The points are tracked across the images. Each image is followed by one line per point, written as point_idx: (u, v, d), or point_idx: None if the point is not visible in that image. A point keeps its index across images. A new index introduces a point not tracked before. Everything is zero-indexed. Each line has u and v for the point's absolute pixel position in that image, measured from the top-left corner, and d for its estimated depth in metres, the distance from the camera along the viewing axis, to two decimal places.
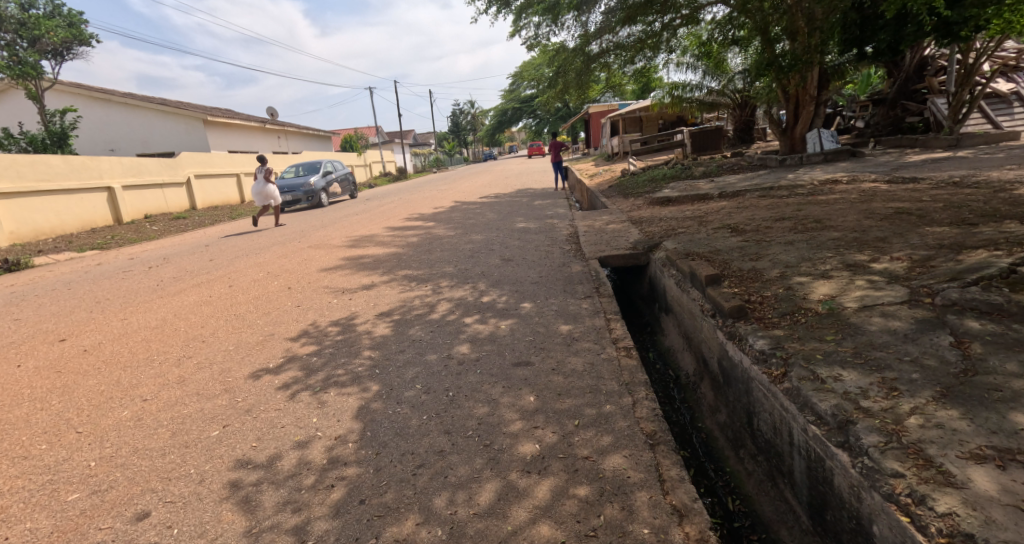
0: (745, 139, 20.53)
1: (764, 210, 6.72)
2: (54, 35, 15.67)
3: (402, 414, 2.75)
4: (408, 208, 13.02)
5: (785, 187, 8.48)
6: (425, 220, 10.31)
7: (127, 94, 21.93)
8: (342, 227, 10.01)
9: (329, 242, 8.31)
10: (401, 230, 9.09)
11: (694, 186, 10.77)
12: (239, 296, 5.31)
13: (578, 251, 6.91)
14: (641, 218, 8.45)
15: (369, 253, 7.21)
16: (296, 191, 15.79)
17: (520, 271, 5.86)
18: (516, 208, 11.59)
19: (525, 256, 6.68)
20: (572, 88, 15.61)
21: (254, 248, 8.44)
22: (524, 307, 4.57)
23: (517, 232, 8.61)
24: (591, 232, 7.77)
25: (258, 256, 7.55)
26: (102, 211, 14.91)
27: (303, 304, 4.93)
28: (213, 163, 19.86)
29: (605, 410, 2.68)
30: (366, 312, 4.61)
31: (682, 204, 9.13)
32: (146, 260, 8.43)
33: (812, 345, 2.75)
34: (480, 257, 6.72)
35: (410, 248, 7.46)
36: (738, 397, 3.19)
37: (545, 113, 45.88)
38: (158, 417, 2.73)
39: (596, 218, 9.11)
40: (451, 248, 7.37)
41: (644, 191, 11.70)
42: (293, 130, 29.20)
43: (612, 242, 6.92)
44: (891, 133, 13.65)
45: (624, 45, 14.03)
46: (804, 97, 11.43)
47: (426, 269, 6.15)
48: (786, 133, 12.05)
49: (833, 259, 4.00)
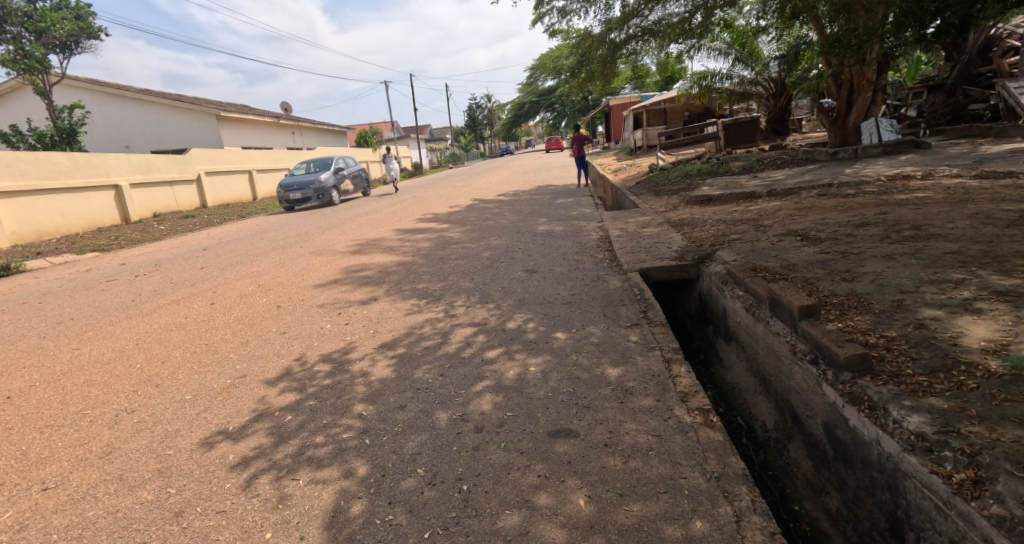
0: (779, 131, 19.28)
1: (835, 212, 5.78)
2: (60, 28, 15.04)
3: (397, 529, 1.91)
4: (421, 207, 12.20)
5: (847, 185, 7.52)
6: (439, 221, 9.47)
7: (140, 89, 21.42)
8: (349, 229, 9.19)
9: (333, 246, 7.50)
10: (412, 233, 8.27)
11: (736, 182, 9.81)
12: (221, 318, 4.47)
13: (613, 261, 5.97)
14: (682, 221, 7.49)
15: (375, 263, 6.36)
16: (307, 188, 15.15)
17: (549, 287, 4.99)
18: (537, 208, 10.68)
19: (554, 266, 5.79)
20: (599, 76, 14.62)
21: (252, 253, 7.65)
22: (557, 339, 3.67)
23: (542, 236, 7.70)
24: (625, 238, 6.83)
25: (255, 264, 6.74)
26: (109, 210, 14.35)
27: (290, 330, 4.07)
28: (225, 159, 19.26)
29: (696, 532, 1.81)
30: (364, 343, 3.76)
31: (726, 204, 8.14)
32: (135, 267, 7.67)
33: (1016, 435, 1.86)
34: (500, 268, 5.83)
35: (421, 257, 6.61)
36: (868, 487, 2.29)
37: (564, 106, 44.96)
38: (48, 527, 1.97)
39: (628, 220, 8.17)
40: (468, 257, 6.50)
41: (677, 187, 10.78)
42: (307, 126, 28.68)
43: (654, 250, 5.98)
44: (952, 122, 12.76)
45: (654, 31, 13.33)
46: (862, 83, 10.46)
47: (438, 283, 5.27)
48: (837, 123, 11.06)
49: (968, 285, 3.09)
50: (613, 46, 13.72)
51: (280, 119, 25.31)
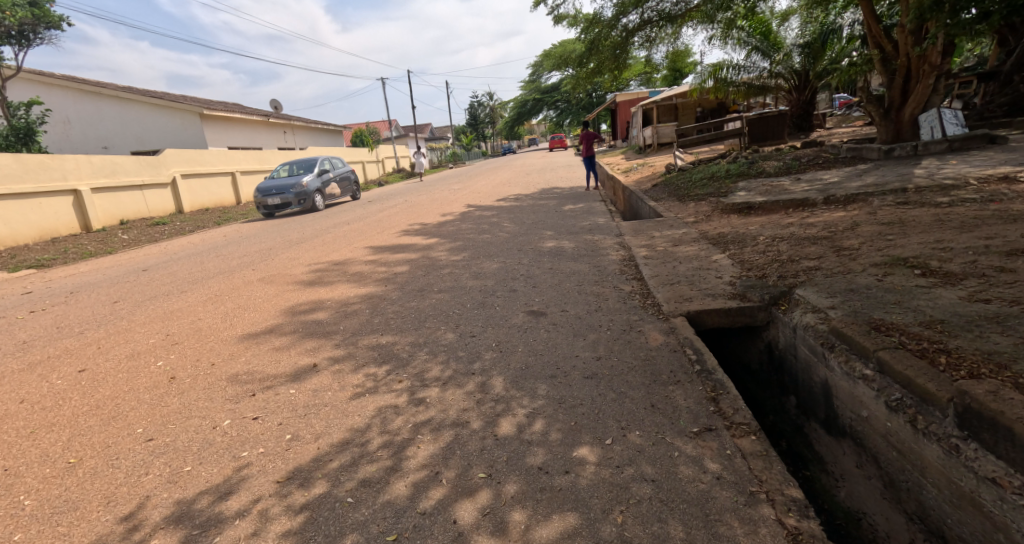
0: (802, 127, 17.51)
1: (946, 229, 4.37)
2: (12, 16, 13.51)
3: None
4: (411, 215, 10.84)
5: (930, 191, 6.16)
6: (427, 234, 8.08)
7: (116, 86, 19.90)
8: (318, 246, 7.73)
9: (292, 272, 6.07)
10: (392, 251, 6.89)
11: (776, 186, 8.41)
12: (73, 402, 2.93)
13: (646, 297, 4.57)
14: (724, 238, 6.10)
15: (335, 300, 4.94)
16: (287, 192, 13.68)
17: (564, 346, 3.56)
18: (542, 217, 9.23)
19: (568, 307, 4.37)
20: (609, 66, 13.12)
21: (191, 278, 6.19)
22: (587, 463, 2.25)
23: (549, 256, 6.28)
24: (656, 261, 5.45)
25: (185, 296, 5.25)
26: (66, 217, 12.88)
27: (160, 435, 2.55)
28: (203, 160, 17.80)
29: None
30: (267, 467, 2.30)
31: (773, 217, 6.75)
32: (46, 294, 6.18)
33: None
34: (496, 309, 4.44)
35: (396, 288, 5.22)
36: None
37: (570, 104, 43.61)
38: None
39: (654, 234, 6.79)
40: (456, 288, 5.10)
41: (703, 192, 9.40)
42: (299, 124, 27.34)
43: (699, 283, 4.57)
44: (1011, 114, 11.29)
45: (670, 15, 12.03)
46: (923, 67, 9.19)
47: (411, 335, 3.87)
48: (890, 116, 9.95)
49: None
50: (625, 32, 12.30)
51: (269, 117, 23.94)
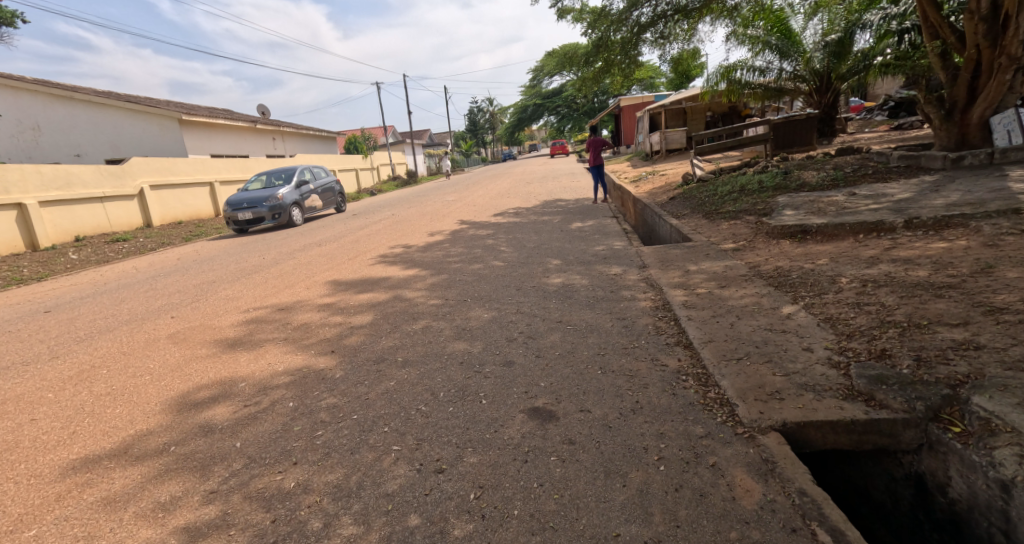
0: (824, 133, 15.64)
1: None
2: None
3: None
4: (395, 233, 9.39)
5: None
6: (404, 262, 6.62)
7: (89, 90, 18.45)
8: (268, 280, 6.22)
9: (216, 325, 4.56)
10: (356, 291, 5.39)
11: (829, 202, 6.96)
12: None
13: (705, 382, 3.07)
14: (787, 276, 4.63)
15: (252, 377, 3.44)
16: (259, 206, 12.21)
17: (597, 509, 2.06)
18: (546, 239, 7.73)
19: (589, 405, 2.86)
20: (618, 67, 11.69)
21: (83, 330, 4.67)
22: None
23: (557, 300, 4.80)
24: (705, 314, 3.96)
25: (47, 368, 3.74)
26: (9, 235, 11.44)
27: None
28: (176, 169, 16.33)
29: None
30: None
31: (841, 245, 5.31)
32: None
33: None
34: (483, 406, 2.94)
35: (345, 355, 3.71)
36: None
37: (572, 108, 42.31)
38: None
39: (690, 267, 5.32)
40: (428, 359, 3.62)
41: (736, 207, 7.95)
42: (289, 130, 25.91)
43: (783, 359, 3.06)
44: None
45: (688, 7, 10.59)
46: (998, 60, 7.69)
47: (341, 469, 2.38)
48: (953, 118, 8.45)
49: None
50: (636, 27, 10.87)
51: (255, 124, 22.50)
